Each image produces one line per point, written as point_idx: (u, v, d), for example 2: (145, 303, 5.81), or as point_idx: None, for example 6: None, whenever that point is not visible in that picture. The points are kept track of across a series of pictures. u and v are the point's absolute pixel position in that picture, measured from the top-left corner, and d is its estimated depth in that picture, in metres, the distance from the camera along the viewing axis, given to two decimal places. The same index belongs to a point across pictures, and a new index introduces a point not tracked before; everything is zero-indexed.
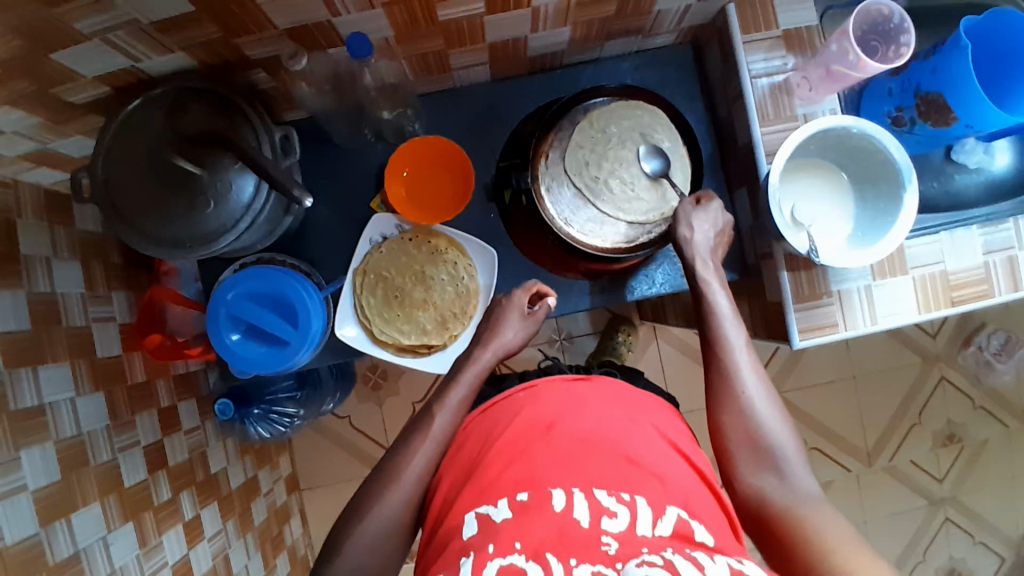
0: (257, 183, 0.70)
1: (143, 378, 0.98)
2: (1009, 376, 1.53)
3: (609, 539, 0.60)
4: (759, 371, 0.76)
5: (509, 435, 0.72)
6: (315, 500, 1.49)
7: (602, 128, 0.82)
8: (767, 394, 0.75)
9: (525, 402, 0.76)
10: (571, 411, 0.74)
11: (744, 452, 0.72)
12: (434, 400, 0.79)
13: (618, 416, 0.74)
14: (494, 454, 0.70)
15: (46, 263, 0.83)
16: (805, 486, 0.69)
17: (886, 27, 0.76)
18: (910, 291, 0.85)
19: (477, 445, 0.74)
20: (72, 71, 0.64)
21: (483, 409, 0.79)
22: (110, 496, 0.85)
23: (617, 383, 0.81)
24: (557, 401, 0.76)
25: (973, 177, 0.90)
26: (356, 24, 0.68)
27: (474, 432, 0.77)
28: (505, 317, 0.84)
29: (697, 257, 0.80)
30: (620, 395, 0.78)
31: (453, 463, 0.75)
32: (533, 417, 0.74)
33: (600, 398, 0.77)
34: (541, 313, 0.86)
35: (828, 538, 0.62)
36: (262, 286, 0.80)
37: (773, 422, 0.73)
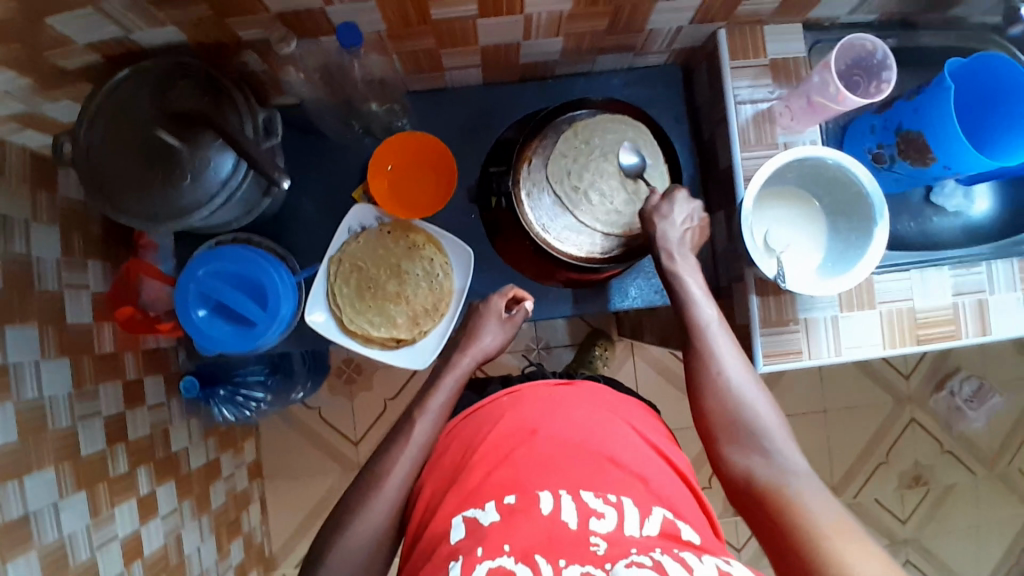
0: (236, 161, 0.71)
1: (112, 349, 0.98)
2: (979, 423, 1.54)
3: (598, 539, 0.59)
4: (736, 351, 0.77)
5: (492, 438, 0.72)
6: (278, 489, 1.48)
7: (585, 141, 0.84)
8: (743, 372, 0.75)
9: (508, 406, 0.76)
10: (552, 416, 0.74)
11: (727, 433, 0.72)
12: (415, 406, 0.79)
13: (598, 419, 0.75)
14: (479, 458, 0.71)
15: (25, 226, 0.83)
16: (791, 461, 0.69)
17: (870, 62, 0.77)
18: (877, 326, 0.86)
19: (460, 451, 0.74)
20: (65, 38, 0.64)
21: (464, 415, 0.79)
22: (65, 463, 0.84)
23: (597, 386, 0.82)
24: (538, 405, 0.76)
25: (950, 219, 0.92)
26: (349, 14, 0.69)
27: (457, 437, 0.77)
28: (483, 322, 0.85)
29: (665, 248, 0.81)
30: (600, 400, 0.79)
31: (437, 468, 0.75)
32: (517, 421, 0.74)
33: (580, 399, 0.78)
34: (519, 318, 0.87)
35: (817, 517, 0.62)
36: (235, 266, 0.80)
37: (753, 400, 0.73)
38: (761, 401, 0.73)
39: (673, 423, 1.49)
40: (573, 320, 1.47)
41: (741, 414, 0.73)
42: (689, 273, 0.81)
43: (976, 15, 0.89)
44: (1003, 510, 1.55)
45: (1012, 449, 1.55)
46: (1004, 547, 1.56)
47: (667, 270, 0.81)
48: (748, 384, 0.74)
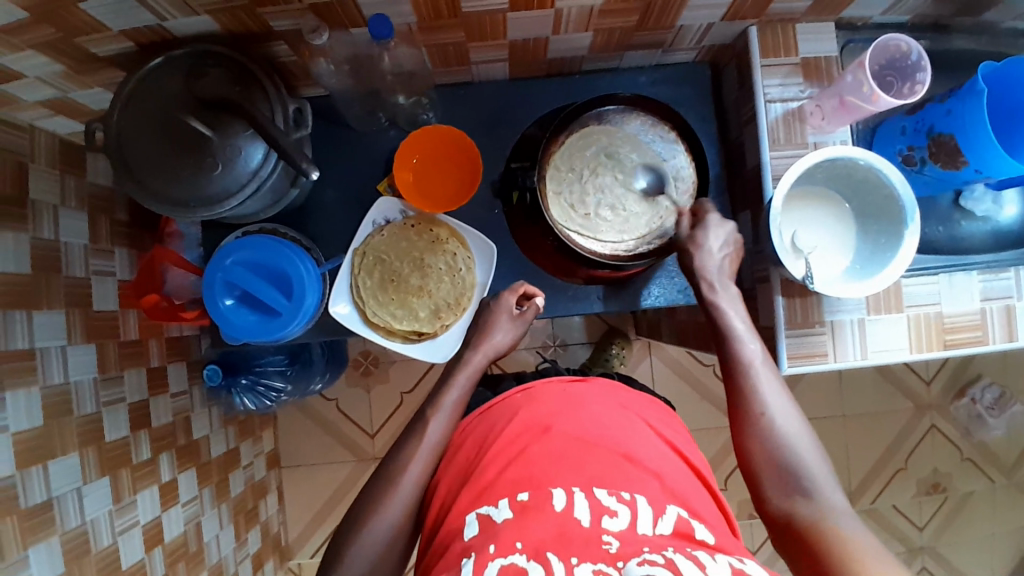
0: (266, 151, 0.71)
1: (136, 336, 0.99)
2: (1000, 432, 1.52)
3: (610, 538, 0.59)
4: (780, 387, 0.75)
5: (506, 434, 0.73)
6: (293, 479, 1.49)
7: (586, 151, 0.85)
8: (786, 409, 0.74)
9: (523, 402, 0.77)
10: (567, 412, 0.74)
11: (771, 475, 0.70)
12: (430, 404, 0.80)
13: (614, 415, 0.75)
14: (494, 453, 0.71)
15: (53, 211, 0.84)
16: (835, 501, 0.67)
17: (904, 63, 0.76)
18: (904, 330, 0.85)
19: (474, 446, 0.75)
20: (98, 24, 0.65)
21: (480, 411, 0.79)
22: (89, 448, 0.86)
23: (611, 384, 0.81)
24: (553, 402, 0.76)
25: (979, 225, 0.89)
26: (379, 7, 0.69)
27: (472, 433, 0.77)
28: (495, 320, 0.85)
29: (704, 278, 0.81)
30: (615, 398, 0.78)
31: (452, 463, 0.76)
32: (531, 417, 0.74)
33: (592, 395, 0.77)
34: (531, 314, 0.86)
35: (856, 554, 0.61)
36: (260, 256, 0.81)
37: (796, 437, 0.72)
38: (802, 438, 0.72)
39: (689, 424, 1.48)
40: (590, 318, 1.47)
41: (783, 453, 0.71)
42: (732, 306, 0.80)
43: (1010, 17, 0.87)
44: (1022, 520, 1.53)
45: None
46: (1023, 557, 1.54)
47: (709, 302, 0.80)
48: (793, 421, 0.73)
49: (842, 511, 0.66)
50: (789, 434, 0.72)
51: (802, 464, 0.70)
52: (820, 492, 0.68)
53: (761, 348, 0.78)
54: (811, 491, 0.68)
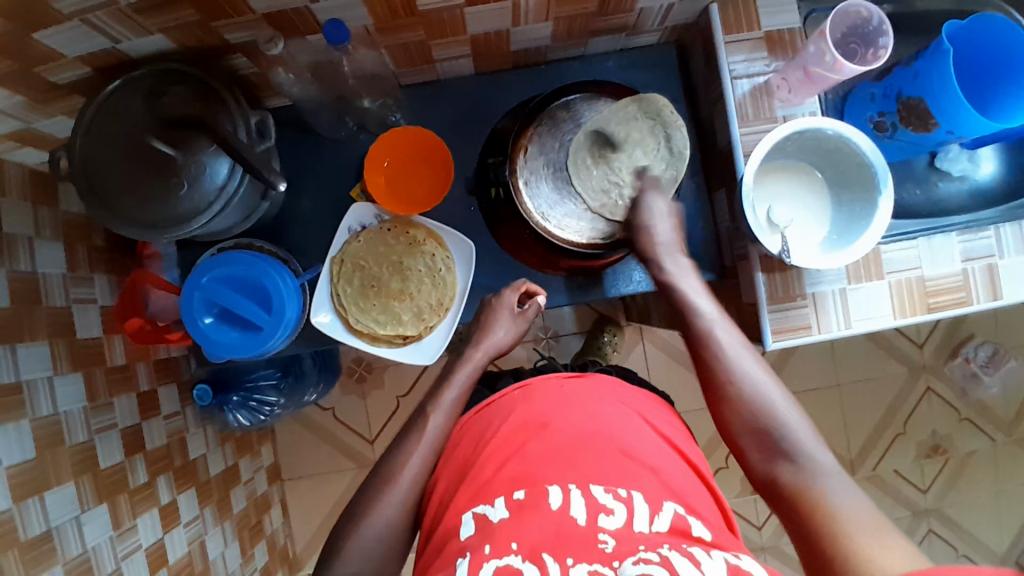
0: (231, 166, 0.71)
1: (123, 362, 0.98)
2: (996, 390, 1.53)
3: (606, 536, 0.60)
4: (749, 353, 0.76)
5: (501, 433, 0.72)
6: (297, 490, 1.49)
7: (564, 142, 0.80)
8: (758, 374, 0.75)
9: (518, 400, 0.76)
10: (563, 408, 0.74)
11: (750, 443, 0.72)
12: (429, 402, 0.80)
13: (612, 409, 0.75)
14: (490, 452, 0.70)
15: (28, 243, 0.83)
16: (819, 461, 0.68)
17: (865, 30, 0.76)
18: (887, 297, 0.85)
19: (471, 443, 0.74)
20: (54, 52, 0.64)
21: (476, 411, 0.79)
22: (85, 476, 0.86)
23: (608, 380, 0.81)
24: (550, 400, 0.75)
25: (957, 184, 0.91)
26: (335, 12, 0.68)
27: (467, 432, 0.77)
28: (495, 318, 0.86)
29: (657, 254, 0.82)
30: (613, 393, 0.78)
31: (448, 462, 0.75)
32: (527, 415, 0.73)
33: (589, 391, 0.77)
34: (532, 312, 0.87)
35: (840, 517, 0.62)
36: (237, 272, 0.80)
37: (776, 403, 0.73)
38: (782, 401, 0.73)
39: (685, 405, 1.48)
40: (580, 308, 1.47)
41: (761, 420, 0.72)
42: (684, 278, 0.82)
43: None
44: None
45: None
46: None
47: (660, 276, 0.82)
48: (769, 385, 0.74)
49: (828, 468, 0.67)
50: (764, 396, 0.73)
51: (781, 427, 0.71)
52: (803, 452, 0.69)
53: (724, 316, 0.79)
54: (793, 454, 0.69)
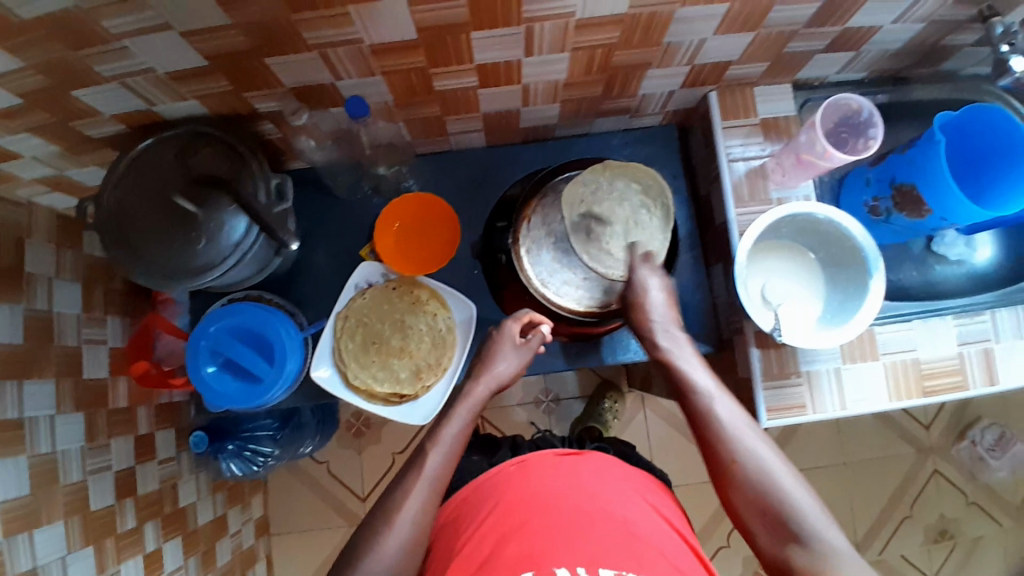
0: (249, 224, 0.74)
1: (126, 404, 1.00)
2: (1004, 474, 1.49)
3: None
4: (753, 429, 0.73)
5: (499, 509, 0.72)
6: (284, 546, 1.46)
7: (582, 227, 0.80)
8: (762, 451, 0.71)
9: (515, 476, 0.76)
10: (564, 486, 0.74)
11: (761, 525, 0.68)
12: (429, 438, 0.78)
13: (610, 486, 0.75)
14: (490, 532, 0.70)
15: (48, 282, 0.87)
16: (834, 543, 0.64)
17: (856, 120, 0.79)
18: (883, 378, 0.85)
19: (469, 521, 0.74)
20: (90, 108, 0.70)
21: (474, 483, 0.79)
22: (75, 517, 0.85)
23: (606, 457, 0.81)
24: (549, 476, 0.75)
25: (955, 268, 0.94)
26: (357, 88, 0.73)
27: (465, 508, 0.76)
28: (499, 350, 0.84)
29: (655, 325, 0.82)
30: (610, 470, 0.78)
31: (443, 542, 0.75)
32: (526, 491, 0.73)
33: (587, 469, 0.77)
34: (535, 342, 0.85)
35: None
36: (245, 322, 0.82)
37: (783, 479, 0.69)
38: (789, 478, 0.69)
39: (684, 476, 1.46)
40: (582, 371, 1.47)
41: (768, 499, 0.68)
42: (679, 353, 0.80)
43: (966, 67, 0.91)
44: None
45: None
46: None
47: (656, 346, 0.81)
48: (775, 462, 0.70)
49: (844, 552, 0.63)
50: (773, 479, 0.69)
51: (789, 505, 0.67)
52: (813, 532, 0.65)
53: (730, 396, 0.76)
54: (804, 536, 0.65)
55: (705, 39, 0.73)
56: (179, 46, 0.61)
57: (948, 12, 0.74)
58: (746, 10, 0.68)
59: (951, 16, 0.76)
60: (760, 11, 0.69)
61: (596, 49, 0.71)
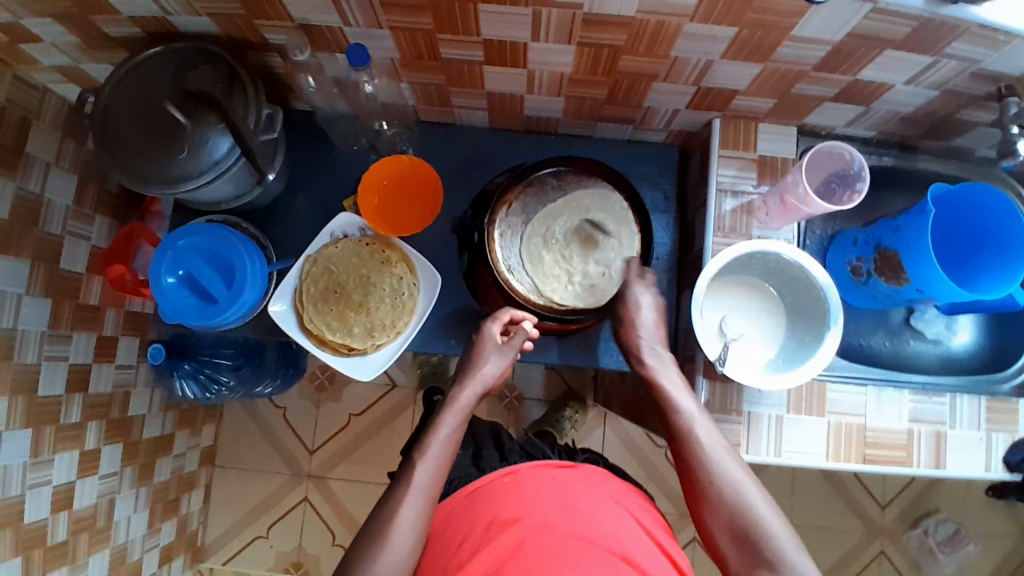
0: (231, 146, 0.75)
1: (96, 303, 1.03)
2: (950, 570, 1.46)
3: None
4: (728, 452, 0.75)
5: (496, 526, 0.71)
6: (225, 481, 1.48)
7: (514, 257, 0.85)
8: (738, 473, 0.73)
9: (507, 487, 0.76)
10: (556, 506, 0.73)
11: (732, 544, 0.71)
12: (417, 450, 0.77)
13: (602, 507, 0.75)
14: (489, 544, 0.70)
15: (43, 168, 0.89)
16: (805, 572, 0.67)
17: (847, 172, 0.79)
18: (824, 437, 0.84)
19: (464, 533, 0.73)
20: (109, 6, 0.72)
21: (465, 489, 0.79)
22: (20, 396, 0.88)
23: (596, 470, 0.82)
24: (539, 491, 0.75)
25: (929, 347, 0.93)
26: (364, 39, 0.74)
27: (457, 514, 0.76)
28: (482, 350, 0.84)
29: (644, 345, 0.84)
30: (601, 489, 0.78)
31: (439, 544, 0.75)
32: (517, 505, 0.73)
33: (582, 488, 0.77)
34: (518, 339, 0.85)
35: None
36: (212, 243, 0.83)
37: (753, 503, 0.71)
38: (759, 501, 0.72)
39: None
40: (550, 376, 1.47)
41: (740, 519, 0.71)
42: (664, 371, 0.81)
43: (980, 148, 0.89)
44: None
45: None
46: None
47: (643, 363, 0.83)
48: (748, 485, 0.73)
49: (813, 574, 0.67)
50: (743, 495, 0.72)
51: (758, 527, 0.70)
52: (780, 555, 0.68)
53: (710, 419, 0.78)
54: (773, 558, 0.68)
55: (711, 62, 0.73)
56: None
57: (963, 84, 0.73)
58: (754, 40, 0.68)
59: (967, 89, 0.74)
60: (769, 44, 0.68)
61: (602, 48, 0.72)
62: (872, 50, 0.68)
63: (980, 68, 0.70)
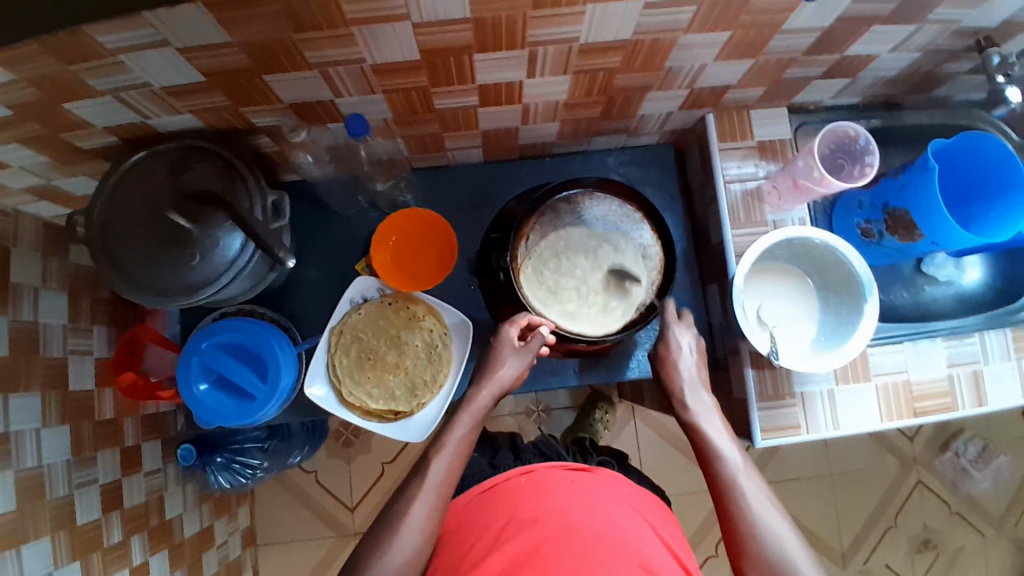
0: (245, 241, 0.73)
1: (111, 416, 0.97)
2: (987, 485, 1.50)
3: None
4: (773, 505, 0.73)
5: (513, 524, 0.69)
6: (270, 557, 1.44)
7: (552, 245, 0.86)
8: (782, 528, 0.71)
9: (527, 489, 0.73)
10: (578, 506, 0.70)
11: None
12: (433, 447, 0.77)
13: (623, 514, 0.71)
14: (504, 545, 0.67)
15: (34, 293, 0.84)
16: None
17: (852, 147, 0.81)
18: (874, 399, 0.86)
19: (475, 536, 0.71)
20: (82, 120, 0.68)
21: (481, 493, 0.77)
22: (61, 532, 0.83)
23: (617, 476, 0.79)
24: (561, 493, 0.72)
25: (942, 289, 0.95)
26: (357, 105, 0.72)
27: (469, 519, 0.74)
28: (498, 354, 0.82)
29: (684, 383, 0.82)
30: (621, 493, 0.75)
31: (452, 545, 0.73)
32: (535, 504, 0.71)
33: (602, 492, 0.73)
34: (536, 344, 0.81)
35: None
36: (238, 339, 0.82)
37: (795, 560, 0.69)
38: (801, 556, 0.69)
39: (674, 488, 1.46)
40: None
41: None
42: (705, 416, 0.79)
43: (959, 94, 0.92)
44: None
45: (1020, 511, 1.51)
46: None
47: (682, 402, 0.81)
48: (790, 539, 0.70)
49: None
50: (787, 553, 0.69)
51: None
52: None
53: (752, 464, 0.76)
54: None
55: (705, 65, 0.73)
56: (177, 63, 0.60)
57: (945, 42, 0.75)
58: (748, 38, 0.68)
59: (948, 46, 0.77)
60: (761, 40, 0.69)
61: (598, 72, 0.71)
62: (860, 28, 0.69)
63: (961, 26, 0.72)
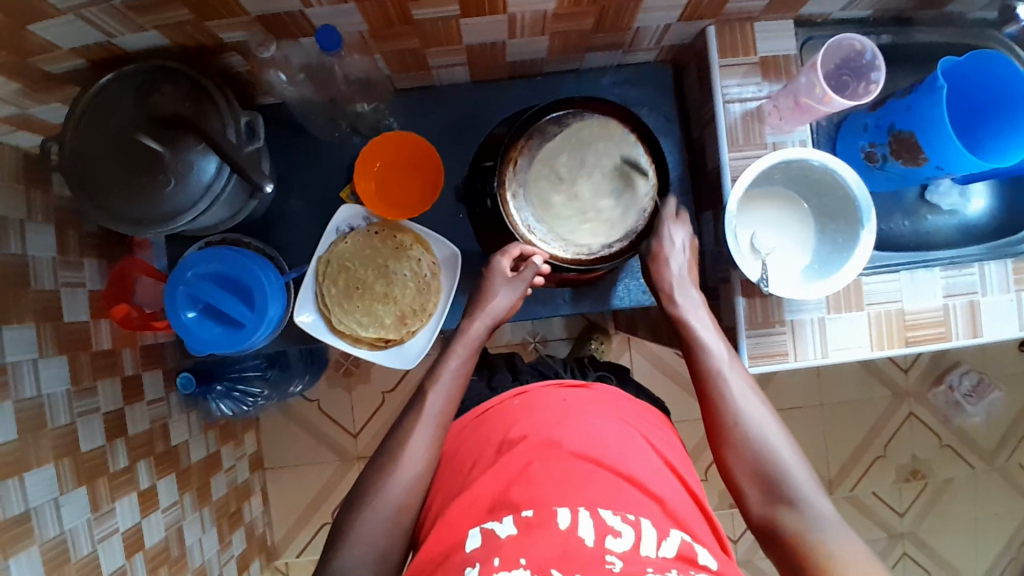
0: (219, 165, 0.71)
1: (109, 346, 0.98)
2: (979, 418, 1.53)
3: (613, 558, 0.57)
4: (756, 397, 0.74)
5: (504, 443, 0.69)
6: (277, 481, 1.50)
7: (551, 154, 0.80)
8: (762, 415, 0.73)
9: (518, 410, 0.73)
10: (566, 422, 0.70)
11: (754, 488, 0.69)
12: (428, 379, 0.77)
13: (614, 429, 0.71)
14: (497, 462, 0.67)
15: (20, 226, 0.83)
16: (823, 510, 0.66)
17: (858, 62, 0.76)
18: (865, 328, 0.85)
19: (472, 455, 0.72)
20: (48, 43, 0.64)
21: (475, 416, 0.77)
22: (65, 459, 0.86)
23: (612, 391, 0.79)
24: (550, 410, 0.72)
25: (947, 218, 0.91)
26: (329, 17, 0.68)
27: (465, 443, 0.75)
28: (490, 283, 0.83)
29: (671, 283, 0.83)
30: (615, 408, 0.75)
31: (450, 465, 0.74)
32: (527, 422, 0.71)
33: (591, 405, 0.74)
34: (529, 274, 0.82)
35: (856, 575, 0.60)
36: (225, 268, 0.81)
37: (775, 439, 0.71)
38: (778, 437, 0.71)
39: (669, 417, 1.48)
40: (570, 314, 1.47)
41: (765, 463, 0.69)
42: (693, 311, 0.81)
43: (973, 10, 0.85)
44: (1003, 503, 1.55)
45: (1009, 443, 1.54)
46: (1004, 542, 1.55)
47: (668, 294, 0.82)
48: (771, 427, 0.72)
49: (828, 517, 0.65)
50: (768, 438, 0.71)
51: (783, 471, 0.69)
52: (804, 500, 0.67)
53: (734, 359, 0.77)
54: (794, 498, 0.67)
55: None
56: None
57: None
58: None
59: None
60: None
61: None
62: None
63: None
